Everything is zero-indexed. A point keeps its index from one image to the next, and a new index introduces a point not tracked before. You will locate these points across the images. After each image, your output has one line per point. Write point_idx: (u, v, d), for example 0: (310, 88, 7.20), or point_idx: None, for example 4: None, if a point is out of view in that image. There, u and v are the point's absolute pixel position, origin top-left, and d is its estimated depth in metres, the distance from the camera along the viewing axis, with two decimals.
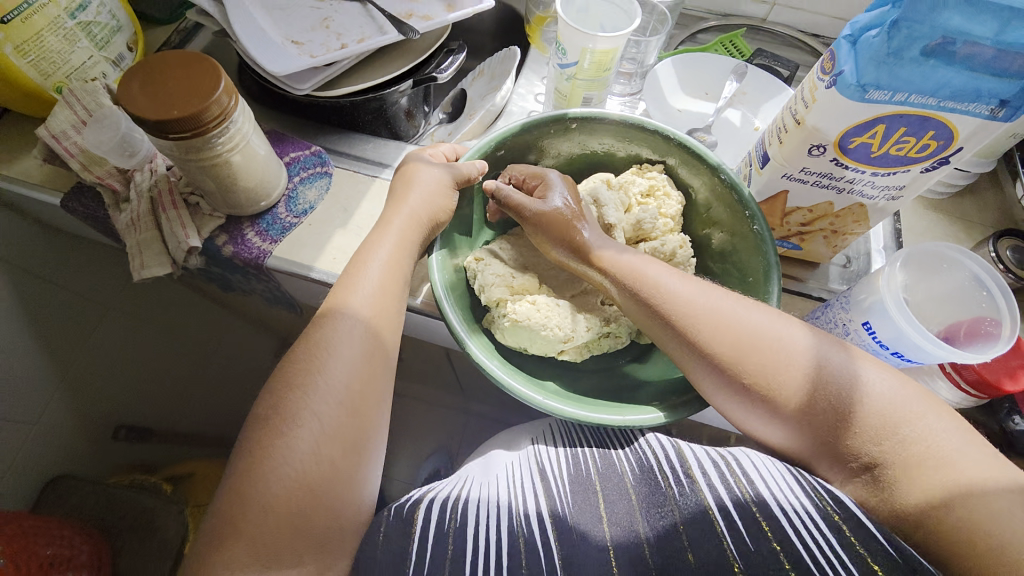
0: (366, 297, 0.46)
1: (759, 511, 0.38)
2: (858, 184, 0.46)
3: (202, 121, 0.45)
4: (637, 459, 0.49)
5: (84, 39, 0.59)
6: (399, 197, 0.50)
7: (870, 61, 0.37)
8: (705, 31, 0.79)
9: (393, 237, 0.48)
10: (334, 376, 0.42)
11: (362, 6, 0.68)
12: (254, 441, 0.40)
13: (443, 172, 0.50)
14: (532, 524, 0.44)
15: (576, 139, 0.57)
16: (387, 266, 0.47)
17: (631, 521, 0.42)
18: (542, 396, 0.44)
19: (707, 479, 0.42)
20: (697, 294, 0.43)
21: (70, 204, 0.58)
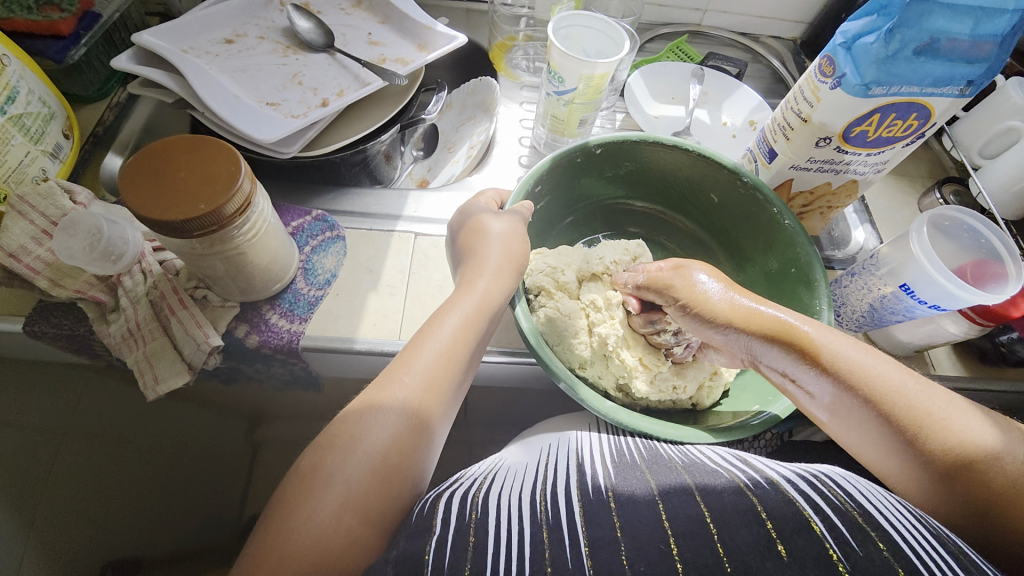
0: (420, 374, 0.40)
1: (860, 514, 0.36)
2: (853, 165, 0.53)
3: (225, 214, 0.40)
4: (683, 454, 0.44)
5: (17, 134, 0.49)
6: (477, 254, 0.47)
7: (870, 62, 0.43)
8: (654, 40, 0.85)
9: (473, 300, 0.44)
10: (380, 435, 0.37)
11: (331, 56, 0.65)
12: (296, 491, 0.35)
13: (513, 220, 0.49)
14: (573, 508, 0.39)
15: (604, 161, 0.58)
16: (462, 328, 0.43)
17: (686, 486, 0.39)
18: (665, 428, 0.45)
19: (792, 481, 0.40)
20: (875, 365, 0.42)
21: (37, 327, 0.49)
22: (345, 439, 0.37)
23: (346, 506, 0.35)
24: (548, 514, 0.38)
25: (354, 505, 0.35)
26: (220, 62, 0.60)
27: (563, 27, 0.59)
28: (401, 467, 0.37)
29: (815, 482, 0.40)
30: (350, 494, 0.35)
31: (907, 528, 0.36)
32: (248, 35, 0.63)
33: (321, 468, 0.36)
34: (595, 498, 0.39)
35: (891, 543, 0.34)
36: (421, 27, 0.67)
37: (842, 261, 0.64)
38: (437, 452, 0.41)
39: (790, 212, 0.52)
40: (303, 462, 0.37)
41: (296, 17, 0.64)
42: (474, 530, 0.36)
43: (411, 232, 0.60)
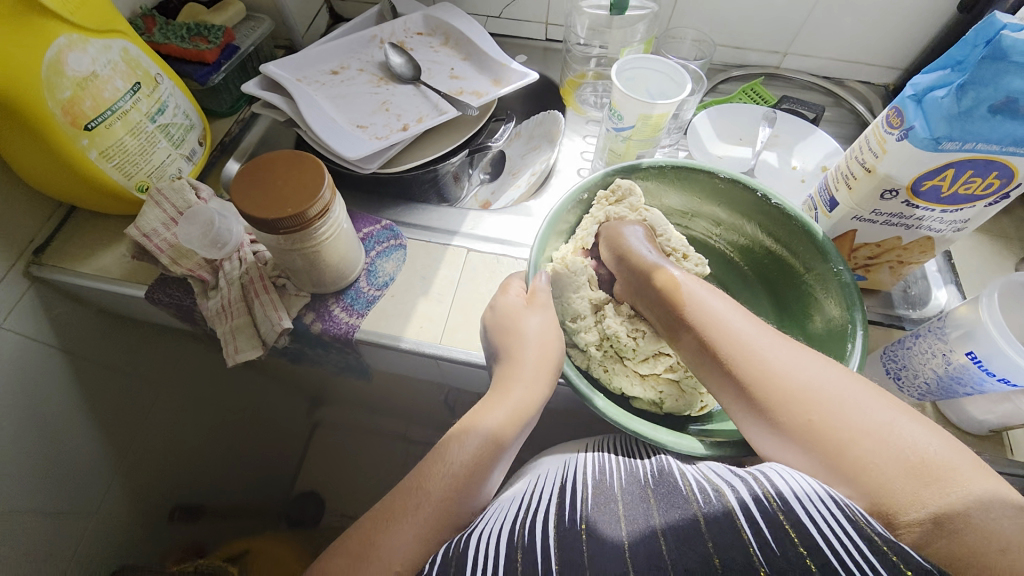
0: (502, 414, 0.45)
1: (785, 514, 0.34)
2: (926, 221, 0.50)
3: (308, 217, 0.47)
4: (652, 470, 0.43)
5: (163, 140, 0.62)
6: (550, 312, 0.51)
7: (941, 117, 0.41)
8: (727, 81, 0.85)
9: (539, 352, 0.48)
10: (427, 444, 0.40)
11: (416, 88, 0.73)
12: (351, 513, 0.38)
13: (549, 313, 0.50)
14: (544, 534, 0.38)
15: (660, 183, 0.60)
16: (529, 386, 0.46)
17: (645, 515, 0.38)
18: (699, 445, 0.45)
19: (731, 487, 0.38)
20: (782, 350, 0.42)
21: (155, 295, 0.60)
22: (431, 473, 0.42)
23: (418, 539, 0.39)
24: (526, 537, 0.37)
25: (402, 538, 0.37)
26: (325, 89, 0.70)
27: (628, 69, 0.62)
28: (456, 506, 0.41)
29: (760, 494, 0.36)
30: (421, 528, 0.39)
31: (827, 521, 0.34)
32: (350, 67, 0.74)
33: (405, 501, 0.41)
34: (569, 527, 0.38)
35: (818, 552, 0.32)
36: (497, 64, 0.74)
37: (915, 322, 0.59)
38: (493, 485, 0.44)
39: (843, 265, 0.50)
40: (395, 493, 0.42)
41: (392, 54, 0.74)
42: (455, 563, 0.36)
43: (465, 247, 0.65)
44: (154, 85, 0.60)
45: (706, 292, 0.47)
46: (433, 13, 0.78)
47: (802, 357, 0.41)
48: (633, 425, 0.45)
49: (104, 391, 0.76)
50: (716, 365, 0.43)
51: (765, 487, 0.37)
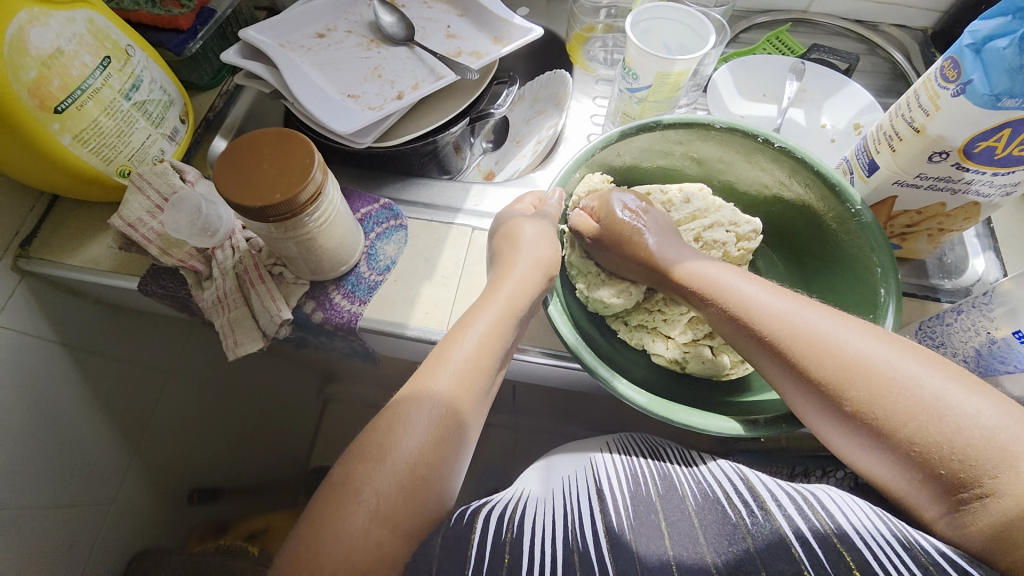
0: (452, 374, 0.40)
1: (841, 541, 0.36)
2: (976, 185, 0.45)
3: (299, 202, 0.44)
4: (702, 490, 0.45)
5: (141, 118, 0.57)
6: (507, 259, 0.46)
7: (1002, 71, 0.36)
8: (750, 29, 0.77)
9: (499, 304, 0.43)
10: (416, 435, 0.38)
11: (410, 50, 0.67)
12: (330, 502, 0.35)
13: (543, 223, 0.49)
14: (593, 541, 0.40)
15: (659, 142, 0.55)
16: (487, 337, 0.42)
17: (695, 538, 0.39)
18: (700, 419, 0.42)
19: (784, 511, 0.40)
20: (771, 295, 0.42)
21: (149, 287, 0.57)
22: (374, 452, 0.37)
23: (375, 519, 0.35)
24: (577, 542, 0.40)
25: (383, 518, 0.35)
26: (311, 55, 0.64)
27: (642, 21, 0.55)
28: (428, 482, 0.37)
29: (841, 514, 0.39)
30: (379, 507, 0.35)
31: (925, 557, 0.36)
32: (338, 30, 0.68)
33: (353, 480, 0.36)
34: (614, 539, 0.40)
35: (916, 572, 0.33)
36: (497, 20, 0.67)
37: (951, 293, 0.56)
38: (468, 457, 0.40)
39: (862, 205, 0.48)
40: (337, 472, 0.37)
41: (382, 12, 0.68)
42: (511, 547, 0.39)
43: (469, 225, 0.61)
44: (125, 58, 0.55)
45: (711, 264, 0.46)
46: None
47: (787, 299, 0.42)
48: (669, 412, 0.42)
49: (111, 380, 0.75)
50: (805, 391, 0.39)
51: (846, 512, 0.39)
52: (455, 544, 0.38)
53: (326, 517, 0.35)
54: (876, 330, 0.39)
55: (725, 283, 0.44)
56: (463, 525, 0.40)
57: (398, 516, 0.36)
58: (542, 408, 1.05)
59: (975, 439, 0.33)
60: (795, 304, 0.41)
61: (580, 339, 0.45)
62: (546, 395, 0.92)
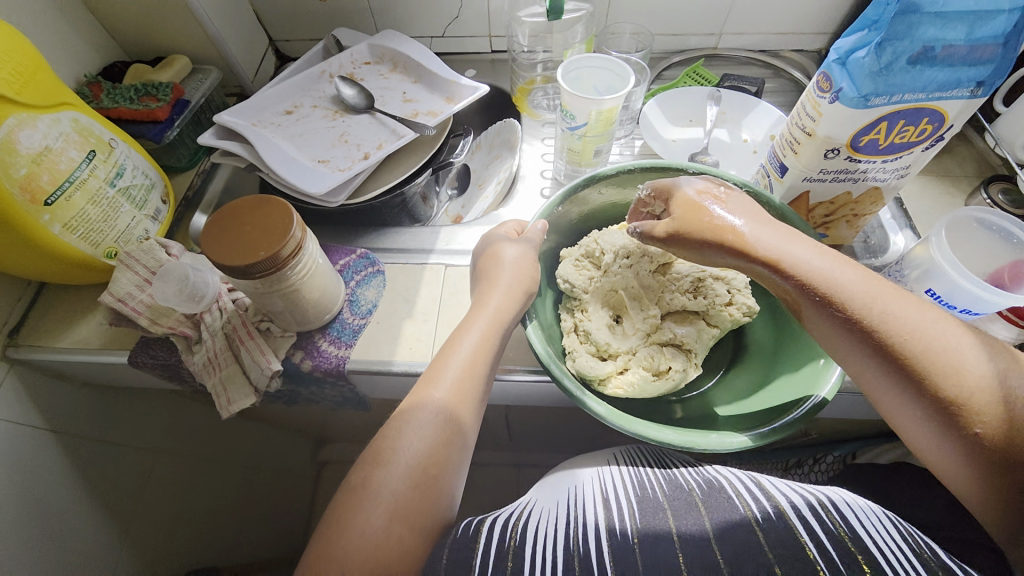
0: (450, 384, 0.44)
1: (853, 542, 0.40)
2: (871, 172, 0.52)
3: (282, 256, 0.48)
4: (704, 484, 0.49)
5: (126, 203, 0.62)
6: (490, 277, 0.51)
7: (865, 75, 0.44)
8: (670, 68, 0.88)
9: (487, 318, 0.48)
10: (417, 441, 0.42)
11: (371, 116, 0.74)
12: (352, 499, 0.39)
13: (525, 247, 0.53)
14: (599, 541, 0.43)
15: (630, 182, 0.60)
16: (479, 346, 0.46)
17: (703, 530, 0.42)
18: (660, 431, 0.45)
19: (795, 509, 0.43)
20: (809, 252, 0.45)
21: (139, 358, 0.59)
22: (388, 454, 0.41)
23: (395, 516, 0.39)
24: (580, 545, 0.42)
25: (401, 515, 0.39)
26: (282, 130, 0.71)
27: (571, 71, 0.64)
28: (439, 480, 0.41)
29: (817, 508, 0.43)
30: (397, 505, 0.39)
31: (892, 549, 0.40)
32: (304, 105, 0.75)
33: (371, 480, 0.40)
34: (622, 538, 0.43)
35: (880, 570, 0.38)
36: (448, 82, 0.75)
37: (878, 268, 0.62)
38: (469, 459, 0.44)
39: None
40: (353, 476, 0.41)
41: (343, 86, 0.75)
42: (513, 556, 0.41)
43: (443, 264, 0.66)
44: (109, 149, 0.60)
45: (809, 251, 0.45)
46: (377, 41, 0.80)
47: (800, 245, 0.46)
48: (631, 424, 0.45)
49: (102, 462, 0.74)
50: (855, 336, 0.42)
51: (820, 499, 0.45)
52: (461, 552, 0.40)
53: (348, 519, 0.38)
54: (875, 275, 0.44)
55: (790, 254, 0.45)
56: (469, 536, 0.42)
57: (414, 511, 0.40)
58: (538, 439, 1.06)
59: (988, 396, 0.38)
60: (786, 243, 0.46)
61: (551, 353, 0.49)
62: (538, 423, 0.94)
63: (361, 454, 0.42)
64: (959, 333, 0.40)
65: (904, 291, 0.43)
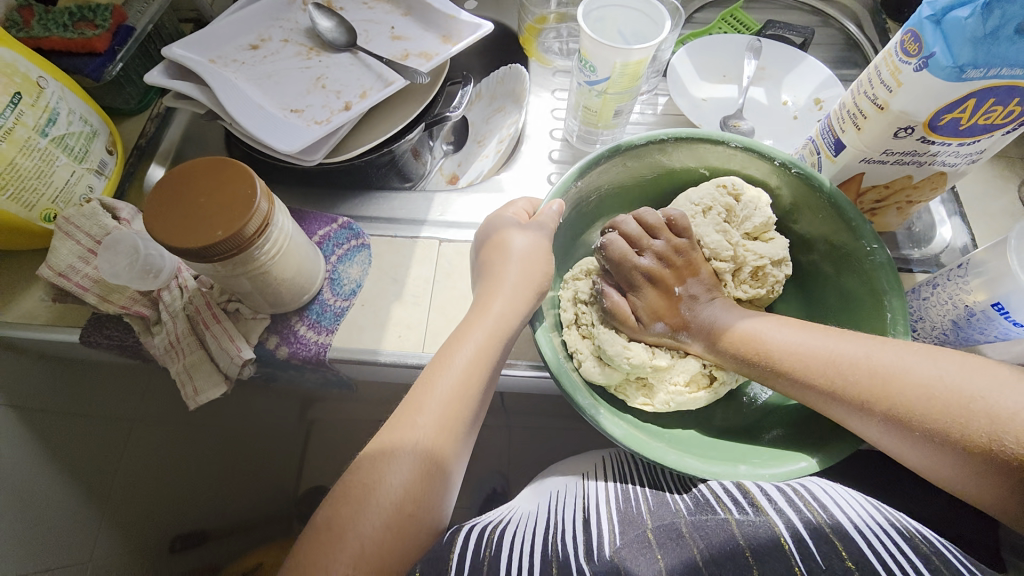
0: (435, 411, 0.38)
1: (833, 532, 0.37)
2: (941, 156, 0.44)
3: (245, 236, 0.40)
4: (693, 497, 0.43)
5: (61, 154, 0.52)
6: (496, 274, 0.43)
7: (965, 41, 0.35)
8: (704, 9, 0.76)
9: (487, 326, 0.41)
10: (399, 475, 0.36)
11: (353, 56, 0.63)
12: (316, 541, 0.34)
13: (538, 235, 0.45)
14: (575, 552, 0.39)
15: (663, 152, 0.51)
16: (475, 359, 0.40)
17: (679, 530, 0.39)
18: (679, 456, 0.40)
19: (772, 502, 0.40)
20: (777, 327, 0.43)
21: (92, 338, 0.52)
22: (358, 494, 0.36)
23: (360, 561, 0.33)
24: (558, 551, 0.40)
25: (367, 558, 0.34)
26: (246, 70, 0.60)
27: (595, 10, 0.53)
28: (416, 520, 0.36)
29: (794, 499, 0.40)
30: (365, 547, 0.34)
31: (881, 533, 0.37)
32: (273, 39, 0.63)
33: (338, 520, 0.35)
34: (600, 552, 0.39)
35: (868, 566, 0.34)
36: (444, 17, 0.64)
37: (922, 262, 0.56)
38: (454, 491, 0.39)
39: (878, 244, 0.45)
40: (319, 514, 0.36)
41: (319, 17, 0.63)
42: (489, 565, 0.38)
43: (436, 238, 0.58)
44: (37, 91, 0.49)
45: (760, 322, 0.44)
46: None
47: (805, 331, 0.42)
48: (648, 448, 0.40)
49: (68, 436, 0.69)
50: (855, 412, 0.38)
51: (809, 504, 0.39)
52: (434, 564, 0.37)
53: (307, 564, 0.33)
54: (879, 337, 0.40)
55: (763, 335, 0.43)
56: (445, 547, 0.39)
57: (384, 557, 0.34)
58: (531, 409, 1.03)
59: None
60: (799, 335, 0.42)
61: (562, 361, 0.42)
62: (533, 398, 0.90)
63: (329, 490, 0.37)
64: (925, 367, 0.36)
65: (890, 340, 0.39)
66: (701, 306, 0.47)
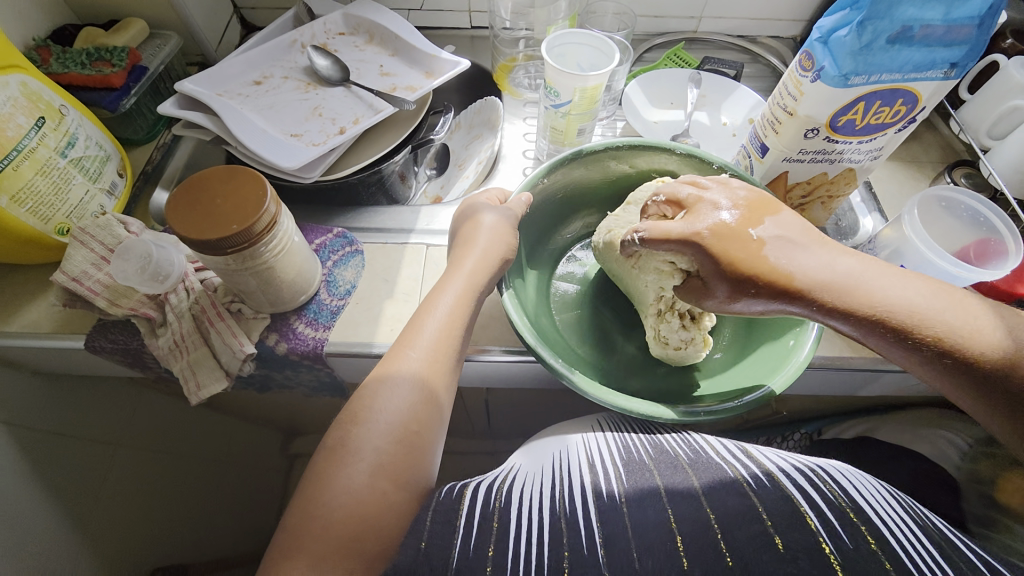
0: (425, 348, 0.43)
1: (852, 510, 0.41)
2: (847, 153, 0.54)
3: (255, 231, 0.45)
4: (690, 447, 0.50)
5: (78, 174, 0.57)
6: (467, 241, 0.50)
7: (846, 54, 0.44)
8: (651, 50, 0.88)
9: (463, 279, 0.47)
10: (393, 407, 0.41)
11: (347, 89, 0.71)
12: (327, 460, 0.39)
13: (507, 216, 0.52)
14: (585, 507, 0.44)
15: (617, 158, 0.60)
16: (455, 307, 0.46)
17: (694, 490, 0.44)
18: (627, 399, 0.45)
19: (783, 473, 0.45)
20: (797, 250, 0.39)
21: (97, 342, 0.55)
22: (365, 412, 0.40)
23: (378, 471, 0.38)
24: (565, 507, 0.44)
25: (385, 472, 0.39)
26: (250, 101, 0.67)
27: (556, 46, 0.63)
28: (422, 437, 0.41)
29: (810, 475, 0.45)
30: (379, 463, 0.39)
31: (892, 518, 0.42)
32: (274, 76, 0.71)
33: (350, 440, 0.39)
34: (609, 502, 0.44)
35: (888, 549, 0.39)
36: (427, 56, 0.73)
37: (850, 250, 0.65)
38: (447, 430, 0.44)
39: None
40: (331, 436, 0.40)
41: (316, 57, 0.71)
42: (498, 516, 0.43)
43: (423, 244, 0.64)
44: (59, 116, 0.55)
45: (801, 238, 0.40)
46: (352, 11, 0.76)
47: (818, 249, 0.40)
48: (603, 393, 0.45)
49: (56, 456, 0.70)
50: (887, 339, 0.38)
51: (818, 472, 0.45)
52: (446, 513, 0.42)
53: (322, 482, 0.38)
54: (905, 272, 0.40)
55: (783, 262, 0.38)
56: (453, 500, 0.43)
57: (398, 470, 0.39)
58: (517, 423, 1.06)
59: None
60: (815, 256, 0.39)
61: (526, 321, 0.48)
62: (518, 407, 0.94)
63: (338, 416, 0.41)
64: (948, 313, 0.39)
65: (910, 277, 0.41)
66: (793, 251, 0.39)
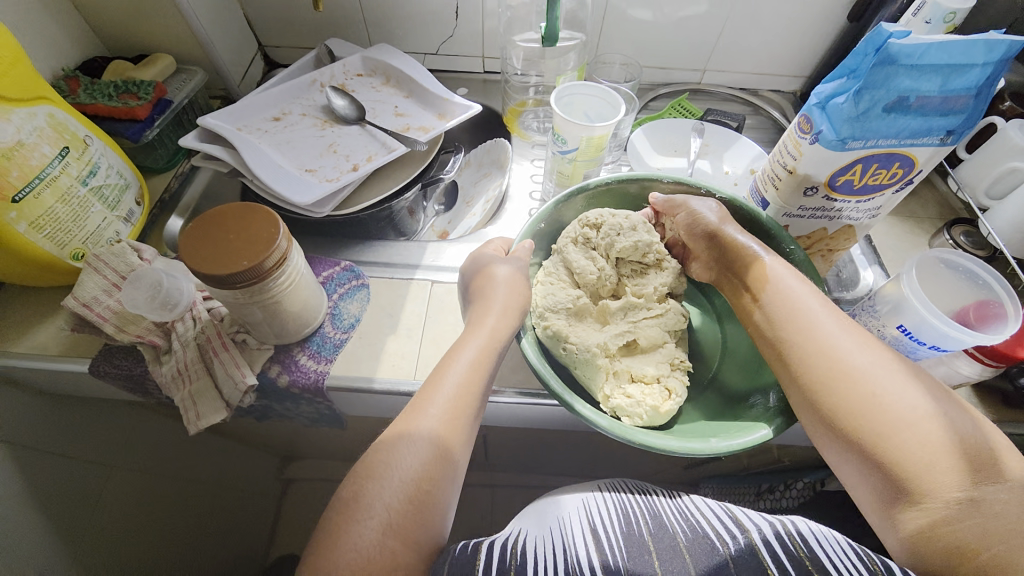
0: (441, 409, 0.44)
1: (831, 574, 0.40)
2: (846, 211, 0.55)
3: (265, 268, 0.46)
4: (682, 517, 0.48)
5: (97, 203, 0.59)
6: (486, 297, 0.51)
7: (844, 120, 0.46)
8: (656, 99, 0.91)
9: (483, 338, 0.47)
10: (407, 468, 0.41)
11: (362, 128, 0.74)
12: (341, 516, 0.39)
13: (517, 266, 0.54)
14: (586, 572, 0.41)
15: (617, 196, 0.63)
16: (474, 364, 0.46)
17: (682, 561, 0.41)
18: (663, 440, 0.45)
19: (760, 535, 0.43)
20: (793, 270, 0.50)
21: (101, 367, 0.55)
22: (381, 470, 0.41)
23: (388, 530, 0.38)
24: (574, 569, 0.41)
25: (395, 531, 0.38)
26: (268, 137, 0.70)
27: (565, 96, 0.65)
28: (432, 496, 0.41)
29: (790, 540, 0.43)
30: (390, 520, 0.39)
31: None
32: (293, 113, 0.74)
33: (363, 496, 0.39)
34: (610, 566, 0.42)
35: None
36: (441, 99, 0.76)
37: (851, 302, 0.65)
38: (461, 484, 0.43)
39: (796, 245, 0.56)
40: (345, 492, 0.41)
41: (334, 96, 0.74)
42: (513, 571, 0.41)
43: (429, 280, 0.65)
44: (83, 147, 0.57)
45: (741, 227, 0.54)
46: (371, 55, 0.80)
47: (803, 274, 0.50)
48: (631, 433, 0.46)
49: (57, 478, 0.68)
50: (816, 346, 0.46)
51: (799, 532, 0.43)
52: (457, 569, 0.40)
53: (337, 536, 0.38)
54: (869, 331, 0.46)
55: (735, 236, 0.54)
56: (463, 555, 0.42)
57: (409, 529, 0.39)
58: (514, 459, 1.05)
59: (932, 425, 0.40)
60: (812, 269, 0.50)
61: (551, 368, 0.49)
62: (516, 443, 0.93)
63: (354, 469, 0.42)
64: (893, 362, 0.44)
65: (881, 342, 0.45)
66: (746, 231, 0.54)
